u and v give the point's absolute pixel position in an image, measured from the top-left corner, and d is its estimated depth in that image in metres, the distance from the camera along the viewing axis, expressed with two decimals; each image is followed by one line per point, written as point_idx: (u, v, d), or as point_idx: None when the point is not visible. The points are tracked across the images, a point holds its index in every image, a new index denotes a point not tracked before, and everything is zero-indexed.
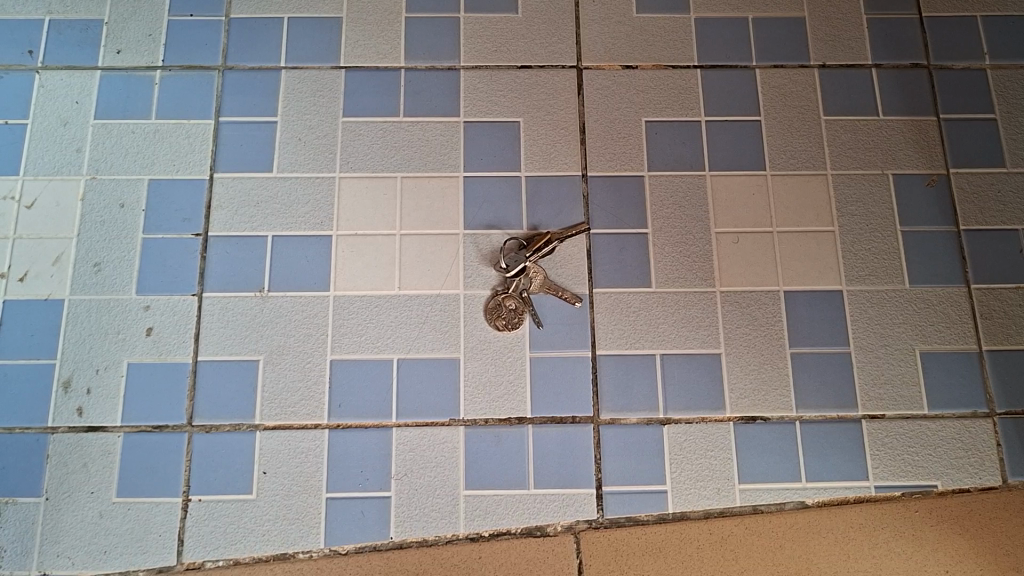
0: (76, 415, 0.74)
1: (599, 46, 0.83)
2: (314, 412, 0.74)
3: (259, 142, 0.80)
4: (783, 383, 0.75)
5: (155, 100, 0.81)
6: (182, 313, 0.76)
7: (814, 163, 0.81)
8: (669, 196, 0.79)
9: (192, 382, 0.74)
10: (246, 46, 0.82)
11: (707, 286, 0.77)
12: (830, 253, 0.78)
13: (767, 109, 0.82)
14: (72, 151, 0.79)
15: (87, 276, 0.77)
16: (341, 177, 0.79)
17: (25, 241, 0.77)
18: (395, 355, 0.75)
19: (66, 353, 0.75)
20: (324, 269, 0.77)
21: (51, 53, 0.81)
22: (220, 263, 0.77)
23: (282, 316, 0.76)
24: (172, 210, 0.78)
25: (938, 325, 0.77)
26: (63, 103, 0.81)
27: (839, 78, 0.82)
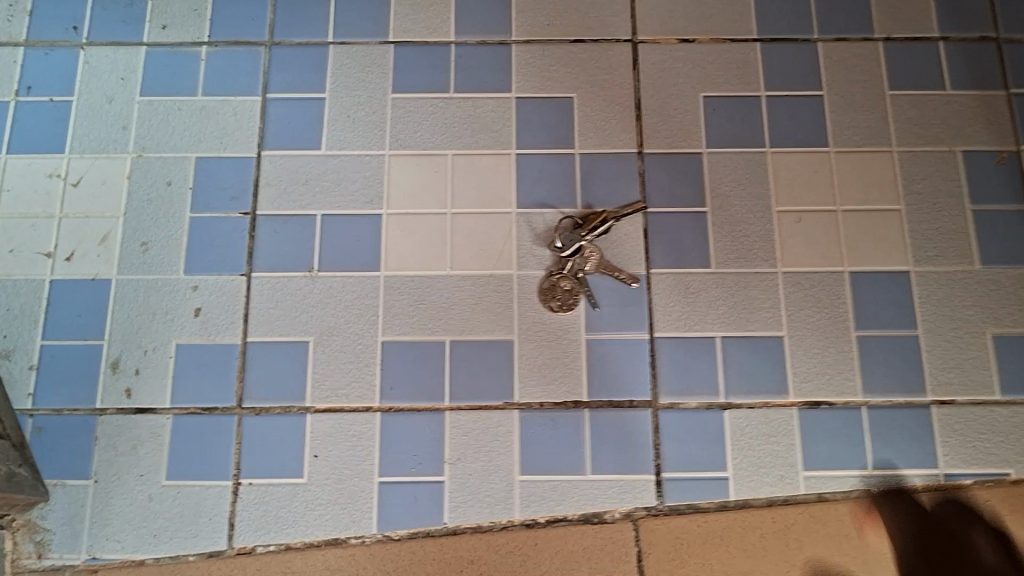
0: (124, 396, 0.72)
1: (654, 19, 0.80)
2: (364, 394, 0.72)
3: (307, 119, 0.78)
4: (849, 367, 0.73)
5: (201, 76, 0.79)
6: (231, 293, 0.74)
7: (879, 139, 0.78)
8: (728, 174, 0.77)
9: (242, 364, 0.73)
10: (293, 21, 0.80)
11: (768, 266, 0.75)
12: (896, 233, 0.75)
13: (829, 83, 0.79)
14: (118, 129, 0.78)
15: (134, 255, 0.76)
16: (391, 154, 0.77)
17: (72, 220, 0.76)
18: (448, 337, 0.73)
19: (112, 334, 0.74)
20: (374, 249, 0.75)
21: (96, 29, 0.80)
22: (269, 243, 0.75)
23: (332, 297, 0.74)
24: (220, 188, 0.77)
25: (1010, 308, 0.74)
26: (108, 80, 0.79)
27: (904, 52, 0.79)
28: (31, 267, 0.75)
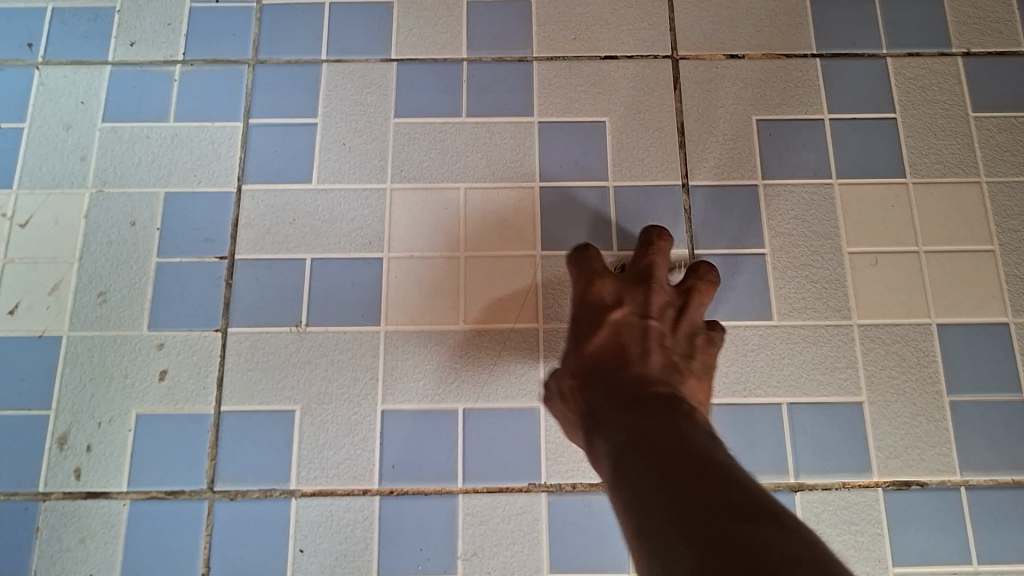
0: (72, 477, 0.60)
1: (696, 31, 0.69)
2: (361, 475, 0.60)
3: (295, 148, 0.67)
4: (942, 439, 0.61)
5: (174, 99, 0.69)
6: (203, 352, 0.63)
7: (964, 168, 0.67)
8: (790, 210, 0.65)
9: (214, 438, 0.61)
10: (281, 35, 0.70)
11: (841, 318, 0.63)
12: (991, 278, 0.64)
13: (903, 103, 0.68)
14: (75, 160, 0.68)
15: (89, 307, 0.64)
16: (393, 188, 0.66)
17: (18, 267, 0.65)
18: (461, 405, 0.62)
19: (61, 402, 0.62)
20: (373, 300, 0.64)
21: (54, 47, 0.70)
22: (248, 292, 0.64)
23: (323, 357, 0.63)
24: (193, 229, 0.66)
25: None
26: (67, 105, 0.69)
27: (988, 67, 0.69)
28: None
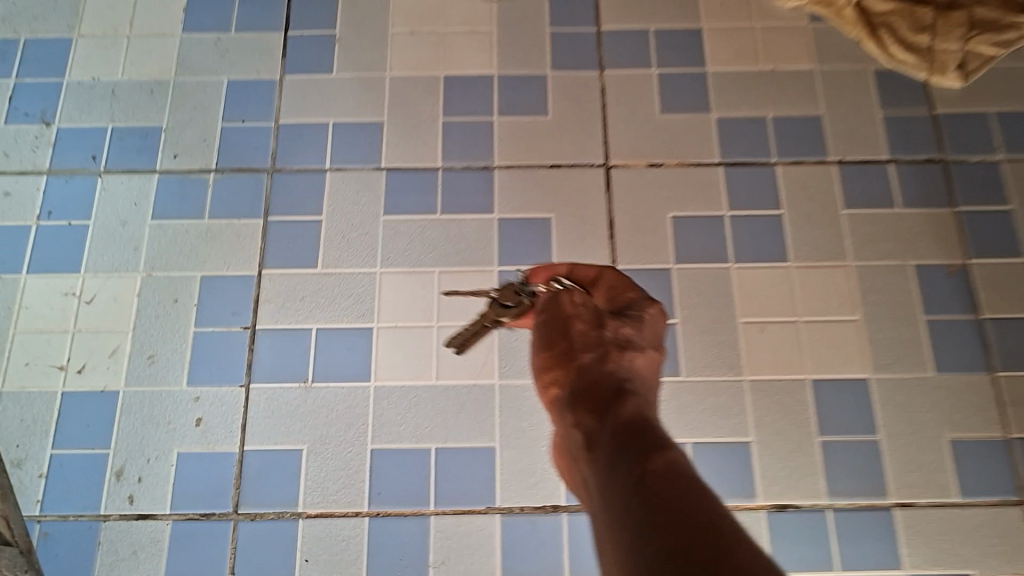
0: (127, 502, 0.76)
1: (625, 145, 0.88)
2: (354, 499, 0.76)
3: (305, 239, 0.85)
4: (814, 470, 0.76)
5: (208, 200, 0.87)
6: (230, 403, 0.79)
7: (836, 254, 0.84)
8: (696, 287, 0.82)
9: (239, 471, 0.77)
10: (295, 150, 0.89)
11: (735, 374, 0.79)
12: (854, 341, 0.80)
13: (788, 201, 0.86)
14: (130, 249, 0.85)
15: (140, 367, 0.81)
16: (382, 272, 0.84)
17: (84, 335, 0.82)
18: (433, 444, 0.78)
19: (119, 443, 0.78)
20: (365, 360, 0.80)
21: (113, 158, 0.89)
22: (266, 355, 0.81)
23: (325, 406, 0.79)
24: (222, 304, 0.83)
25: (966, 412, 0.77)
26: (123, 205, 0.87)
27: (856, 172, 0.87)
28: (44, 380, 0.80)
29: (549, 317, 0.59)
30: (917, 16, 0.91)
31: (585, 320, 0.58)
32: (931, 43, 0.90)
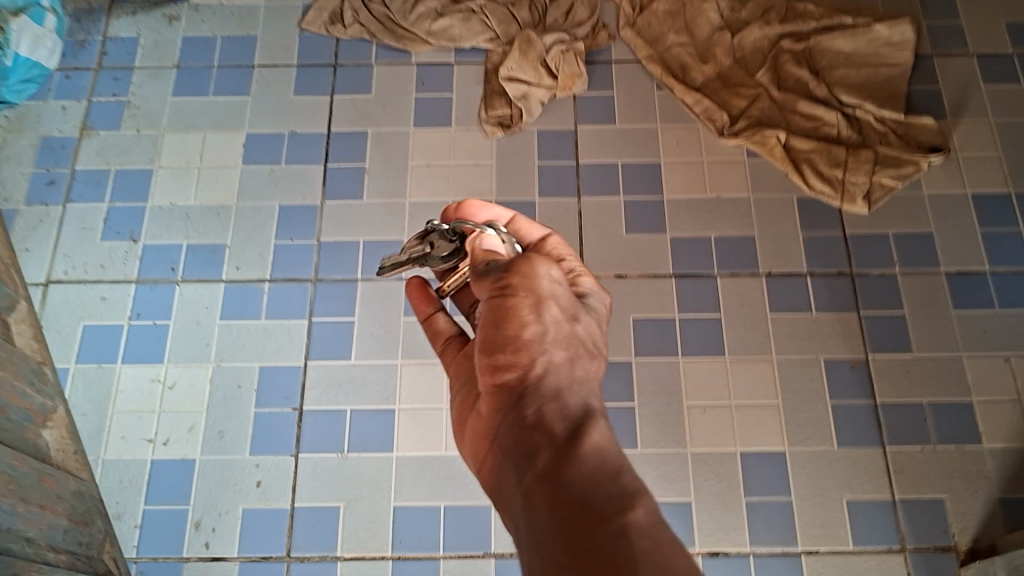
0: (204, 547, 0.98)
1: (597, 260, 1.11)
2: (380, 546, 0.97)
3: (341, 336, 1.07)
4: (741, 524, 0.97)
5: (265, 304, 1.09)
6: (284, 468, 1.01)
7: (763, 350, 1.05)
8: (651, 376, 1.04)
9: (290, 523, 0.98)
10: (334, 263, 1.11)
11: (681, 447, 1.01)
12: (775, 421, 1.02)
13: (726, 307, 1.08)
14: (203, 344, 1.07)
15: (213, 440, 1.02)
16: (403, 363, 1.05)
17: (168, 413, 1.04)
18: (443, 502, 0.99)
19: (197, 500, 1.00)
20: (389, 435, 1.02)
21: (188, 269, 1.12)
22: (312, 431, 1.02)
23: (358, 471, 1.00)
24: (277, 389, 1.05)
25: (860, 479, 0.99)
26: (197, 307, 1.09)
27: (782, 283, 1.09)
28: (137, 450, 1.02)
29: (521, 305, 0.63)
30: (832, 153, 1.14)
31: (558, 320, 0.64)
32: (842, 174, 1.13)
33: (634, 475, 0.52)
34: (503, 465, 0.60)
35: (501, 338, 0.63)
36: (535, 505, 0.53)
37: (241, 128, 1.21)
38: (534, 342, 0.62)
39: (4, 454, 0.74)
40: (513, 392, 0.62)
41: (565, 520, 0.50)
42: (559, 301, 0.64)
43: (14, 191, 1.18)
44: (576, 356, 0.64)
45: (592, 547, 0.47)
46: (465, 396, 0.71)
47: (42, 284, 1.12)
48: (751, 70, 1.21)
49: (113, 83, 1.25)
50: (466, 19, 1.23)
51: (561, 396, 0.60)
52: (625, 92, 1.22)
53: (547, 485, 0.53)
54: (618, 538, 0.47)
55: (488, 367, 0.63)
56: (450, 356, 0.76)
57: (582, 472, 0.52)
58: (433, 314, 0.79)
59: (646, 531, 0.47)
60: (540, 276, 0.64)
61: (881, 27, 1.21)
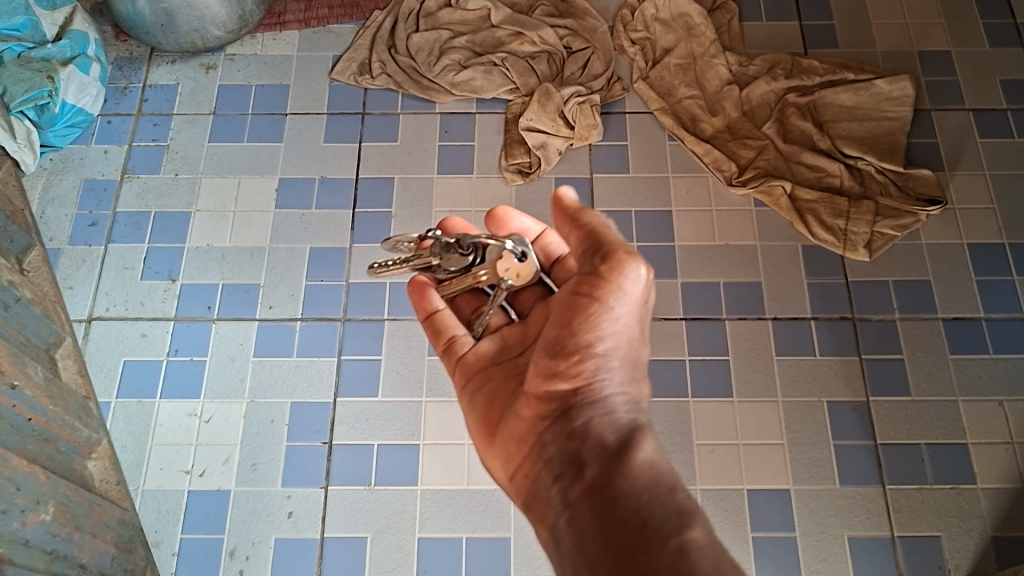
0: (238, 575, 1.03)
1: None
2: (405, 575, 1.03)
3: (369, 374, 1.13)
4: (747, 558, 1.02)
5: (296, 342, 1.15)
6: (314, 500, 1.06)
7: (769, 392, 1.11)
8: (662, 415, 1.10)
9: (320, 553, 1.04)
10: (362, 303, 1.17)
11: (690, 484, 1.06)
12: (780, 460, 1.07)
13: (734, 350, 1.14)
14: (237, 380, 1.13)
15: (246, 472, 1.08)
16: (427, 400, 1.11)
17: (204, 446, 1.10)
18: (465, 534, 1.04)
19: (231, 530, 1.05)
20: (414, 469, 1.08)
21: (223, 308, 1.18)
22: (341, 464, 1.08)
23: (384, 504, 1.06)
24: (307, 424, 1.10)
25: (861, 516, 1.04)
26: (232, 344, 1.15)
27: (787, 327, 1.15)
28: (175, 481, 1.08)
29: (601, 311, 0.66)
30: (835, 203, 1.20)
31: (631, 328, 0.68)
32: (844, 224, 1.19)
33: (687, 493, 0.59)
34: (551, 469, 0.67)
35: (571, 342, 0.67)
36: (587, 517, 0.61)
37: (274, 173, 1.28)
38: (600, 351, 0.67)
39: (57, 487, 0.79)
40: (566, 402, 0.67)
41: (624, 534, 0.58)
42: (638, 306, 0.68)
43: (58, 231, 1.24)
44: (633, 366, 0.69)
45: (651, 563, 0.55)
46: (495, 398, 0.76)
47: (85, 320, 1.18)
48: (758, 123, 1.27)
49: (152, 129, 1.31)
50: (488, 71, 1.30)
51: (613, 410, 0.67)
52: (639, 142, 1.28)
53: (603, 497, 0.61)
54: (676, 557, 0.54)
55: (549, 370, 0.67)
56: (471, 357, 0.80)
57: (636, 486, 0.60)
58: (436, 311, 0.83)
59: (702, 550, 0.54)
60: (631, 278, 0.66)
61: (881, 83, 1.28)
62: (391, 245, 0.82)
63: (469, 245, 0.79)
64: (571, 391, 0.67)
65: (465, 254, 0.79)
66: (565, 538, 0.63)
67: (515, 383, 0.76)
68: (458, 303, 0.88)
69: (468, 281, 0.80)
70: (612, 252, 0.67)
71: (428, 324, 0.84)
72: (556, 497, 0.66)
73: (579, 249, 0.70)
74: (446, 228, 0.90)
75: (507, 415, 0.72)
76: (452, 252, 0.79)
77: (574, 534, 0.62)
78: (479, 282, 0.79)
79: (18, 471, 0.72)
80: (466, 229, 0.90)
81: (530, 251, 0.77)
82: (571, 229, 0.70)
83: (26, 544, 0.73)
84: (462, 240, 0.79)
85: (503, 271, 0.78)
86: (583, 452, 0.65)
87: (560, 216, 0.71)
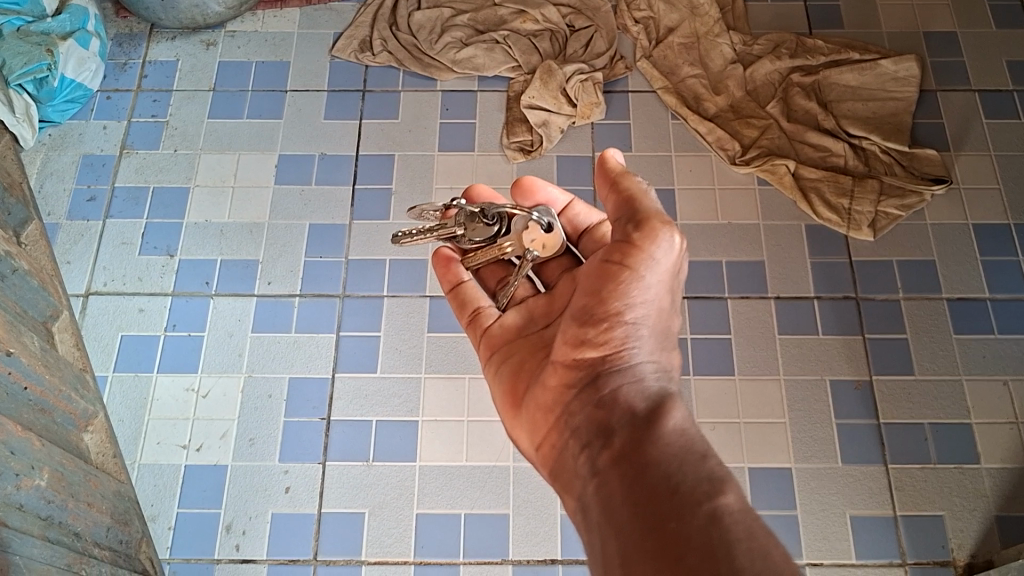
0: (235, 549, 1.02)
1: None
2: (403, 550, 1.02)
3: (368, 350, 1.12)
4: None
5: (295, 318, 1.14)
6: (311, 475, 1.06)
7: (771, 370, 1.10)
8: None
9: (317, 528, 1.03)
10: (361, 280, 1.16)
11: None
12: (782, 439, 1.06)
13: (736, 328, 1.12)
14: (235, 355, 1.13)
15: (244, 447, 1.07)
16: (426, 377, 1.11)
17: (202, 421, 1.09)
18: (463, 511, 1.03)
19: (228, 504, 1.04)
20: (412, 445, 1.07)
21: (222, 284, 1.17)
22: (339, 440, 1.07)
23: (382, 479, 1.05)
24: (305, 400, 1.10)
25: (864, 495, 1.03)
26: (231, 320, 1.15)
27: (789, 306, 1.14)
28: (172, 455, 1.07)
29: (631, 280, 0.65)
30: (839, 182, 1.19)
31: (661, 298, 0.66)
32: (848, 203, 1.18)
33: (720, 460, 0.55)
34: (580, 439, 0.65)
35: (599, 310, 0.65)
36: (615, 484, 0.58)
37: (273, 149, 1.27)
38: (629, 319, 0.65)
39: (52, 454, 0.79)
40: (594, 371, 0.66)
41: (653, 500, 0.54)
42: (670, 275, 0.66)
43: (57, 207, 1.23)
44: (662, 341, 0.68)
45: (682, 528, 0.51)
46: (522, 369, 0.75)
47: (82, 295, 1.17)
48: (762, 102, 1.26)
49: (152, 105, 1.30)
50: (490, 49, 1.29)
51: (643, 378, 0.65)
52: (641, 121, 1.27)
53: (632, 464, 0.58)
54: (710, 521, 0.50)
55: (578, 338, 0.66)
56: (497, 329, 0.80)
57: (666, 454, 0.56)
58: (461, 283, 0.84)
59: (738, 514, 0.50)
60: (663, 248, 0.65)
61: (886, 63, 1.27)
62: (418, 214, 0.85)
63: (494, 215, 0.79)
64: (600, 359, 0.66)
65: (490, 224, 0.79)
66: (594, 507, 0.60)
67: (542, 354, 0.75)
68: (483, 274, 0.87)
69: (493, 254, 0.78)
70: (645, 220, 0.65)
71: (452, 296, 0.85)
72: (585, 467, 0.63)
73: (615, 215, 0.68)
74: (469, 197, 0.89)
75: (535, 386, 0.71)
76: (477, 221, 0.79)
77: (602, 503, 0.59)
78: (505, 255, 0.78)
79: (13, 436, 0.71)
80: (490, 198, 0.89)
81: (556, 221, 0.77)
82: (611, 192, 0.68)
83: (21, 508, 0.72)
84: (487, 210, 0.79)
85: (529, 243, 0.78)
86: (611, 421, 0.63)
87: (602, 178, 0.69)
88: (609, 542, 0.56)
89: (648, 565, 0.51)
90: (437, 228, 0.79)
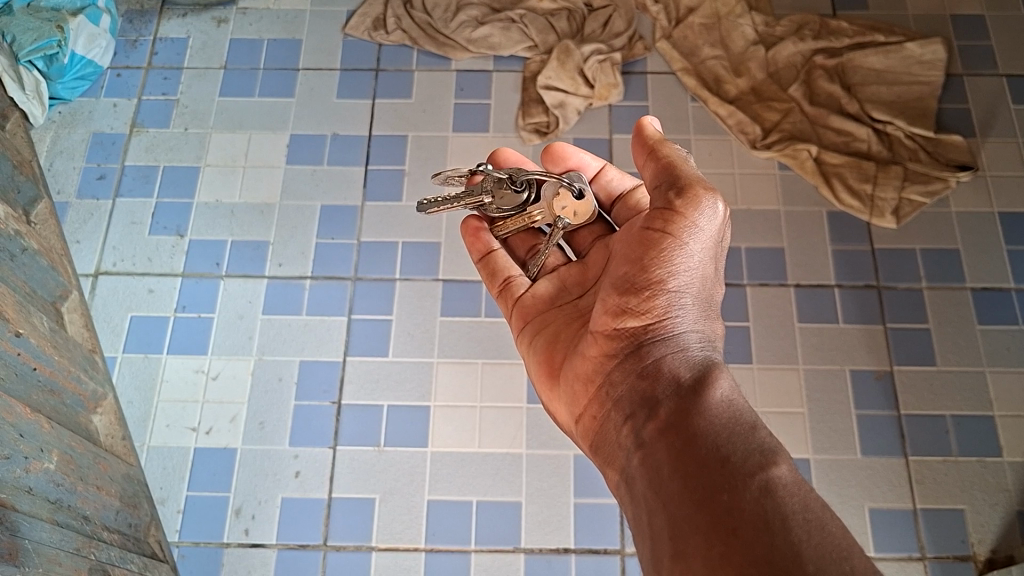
0: (243, 534, 1.01)
1: None
2: (414, 538, 1.01)
3: (379, 335, 1.10)
4: None
5: (306, 300, 1.13)
6: (322, 460, 1.04)
7: (790, 359, 1.08)
8: None
9: (327, 514, 1.02)
10: (372, 263, 1.15)
11: None
12: (800, 429, 1.04)
13: (754, 316, 1.10)
14: (245, 338, 1.11)
15: (253, 431, 1.06)
16: (438, 361, 1.09)
17: (212, 404, 1.08)
18: (475, 498, 1.02)
19: (238, 488, 1.03)
20: (424, 431, 1.05)
21: (232, 265, 1.15)
22: (350, 424, 1.06)
23: (393, 464, 1.04)
24: (316, 383, 1.08)
25: (883, 488, 1.01)
26: (240, 303, 1.13)
27: (809, 293, 1.12)
28: (181, 438, 1.06)
29: (674, 247, 0.63)
30: (862, 168, 1.16)
31: (705, 266, 0.64)
32: (871, 189, 1.15)
33: (770, 432, 0.54)
34: (623, 408, 0.63)
35: (642, 278, 0.64)
36: (659, 454, 0.57)
37: (285, 129, 1.25)
38: (672, 287, 0.64)
39: (62, 436, 0.77)
40: (637, 340, 0.64)
41: (702, 472, 0.53)
42: (714, 243, 0.65)
43: (66, 185, 1.22)
44: (706, 308, 0.66)
45: (735, 501, 0.50)
46: (557, 340, 0.74)
47: (92, 275, 1.16)
48: (784, 84, 1.23)
49: (163, 82, 1.28)
50: (506, 28, 1.27)
51: (687, 347, 0.63)
52: (660, 103, 1.24)
53: (679, 436, 0.56)
54: (764, 495, 0.49)
55: (619, 307, 0.64)
56: (529, 299, 0.79)
57: (714, 425, 0.55)
58: (491, 251, 0.82)
59: (793, 489, 0.49)
60: (706, 215, 0.62)
61: (913, 46, 1.24)
62: (443, 181, 0.84)
63: (523, 181, 0.80)
64: (642, 327, 0.64)
65: (519, 191, 0.80)
66: (638, 480, 0.59)
67: (577, 325, 0.74)
68: (513, 243, 0.85)
69: (523, 221, 0.80)
70: (688, 186, 0.63)
71: (483, 265, 0.83)
72: (628, 438, 0.61)
73: (653, 182, 0.66)
74: (497, 160, 0.87)
75: (573, 357, 0.70)
76: (505, 187, 0.80)
77: (647, 475, 0.57)
78: (535, 223, 0.79)
79: (22, 418, 0.70)
80: (518, 161, 0.88)
81: (586, 188, 0.76)
82: (648, 160, 0.66)
83: (30, 492, 0.70)
84: (515, 176, 0.79)
85: (560, 210, 0.77)
86: (655, 392, 0.61)
87: (638, 146, 0.67)
88: (656, 515, 0.55)
89: (699, 539, 0.50)
90: (466, 195, 0.80)
